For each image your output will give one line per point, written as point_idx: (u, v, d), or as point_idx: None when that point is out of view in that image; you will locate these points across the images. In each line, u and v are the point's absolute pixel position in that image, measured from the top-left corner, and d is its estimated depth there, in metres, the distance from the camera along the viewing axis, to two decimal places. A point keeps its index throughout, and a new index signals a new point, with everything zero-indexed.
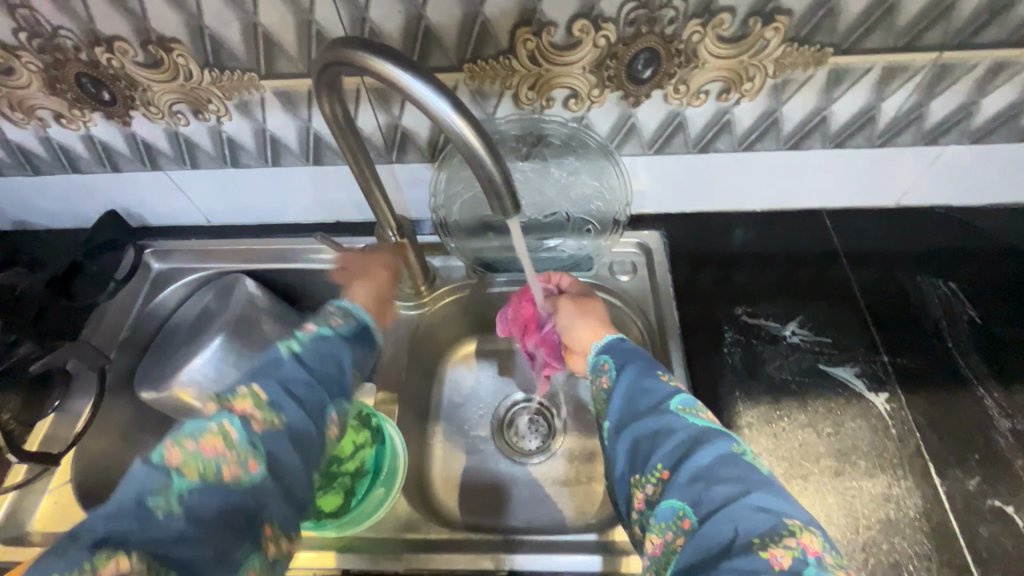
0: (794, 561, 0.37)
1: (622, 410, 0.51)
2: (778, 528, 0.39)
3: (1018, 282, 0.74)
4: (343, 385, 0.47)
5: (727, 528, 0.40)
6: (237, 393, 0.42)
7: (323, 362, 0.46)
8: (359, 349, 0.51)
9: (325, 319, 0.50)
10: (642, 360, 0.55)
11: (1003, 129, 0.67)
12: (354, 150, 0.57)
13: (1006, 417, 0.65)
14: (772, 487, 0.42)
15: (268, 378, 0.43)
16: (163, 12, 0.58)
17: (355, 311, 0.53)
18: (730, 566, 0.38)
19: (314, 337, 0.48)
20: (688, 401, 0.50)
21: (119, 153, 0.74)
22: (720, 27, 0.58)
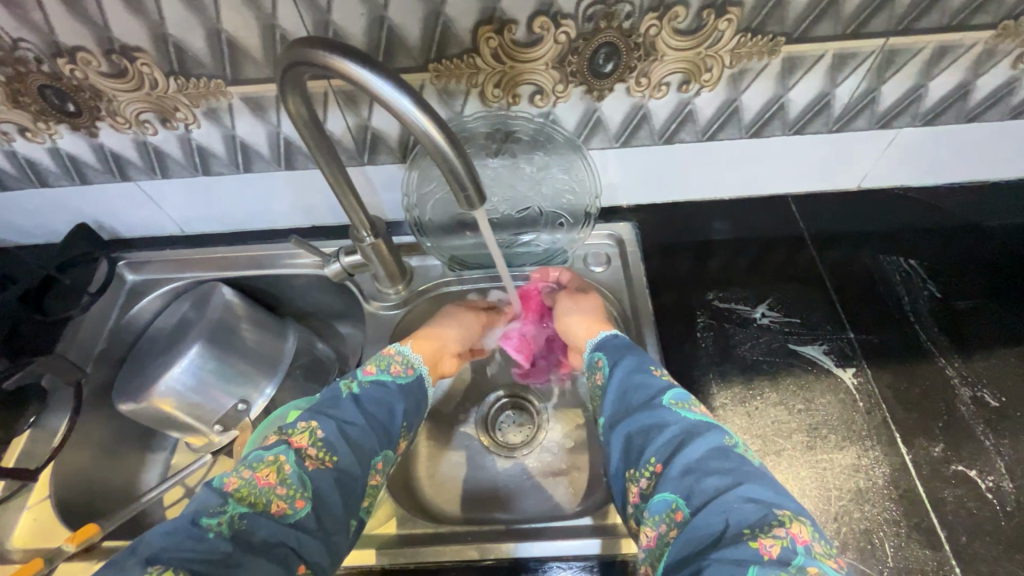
0: (782, 550, 0.39)
1: (617, 407, 0.54)
2: (768, 519, 0.42)
3: (974, 256, 0.76)
4: (391, 433, 0.55)
5: (718, 520, 0.42)
6: (298, 429, 0.50)
7: (376, 405, 0.55)
8: (409, 398, 0.59)
9: (388, 365, 0.60)
10: (632, 358, 0.58)
11: (951, 110, 0.69)
12: (322, 152, 0.52)
13: (967, 385, 0.65)
14: (762, 480, 0.45)
15: (325, 416, 0.51)
16: (123, 19, 0.55)
17: (414, 362, 0.62)
18: (722, 555, 0.40)
19: (371, 381, 0.57)
20: (683, 397, 0.53)
21: (88, 165, 0.70)
22: (676, 20, 0.57)
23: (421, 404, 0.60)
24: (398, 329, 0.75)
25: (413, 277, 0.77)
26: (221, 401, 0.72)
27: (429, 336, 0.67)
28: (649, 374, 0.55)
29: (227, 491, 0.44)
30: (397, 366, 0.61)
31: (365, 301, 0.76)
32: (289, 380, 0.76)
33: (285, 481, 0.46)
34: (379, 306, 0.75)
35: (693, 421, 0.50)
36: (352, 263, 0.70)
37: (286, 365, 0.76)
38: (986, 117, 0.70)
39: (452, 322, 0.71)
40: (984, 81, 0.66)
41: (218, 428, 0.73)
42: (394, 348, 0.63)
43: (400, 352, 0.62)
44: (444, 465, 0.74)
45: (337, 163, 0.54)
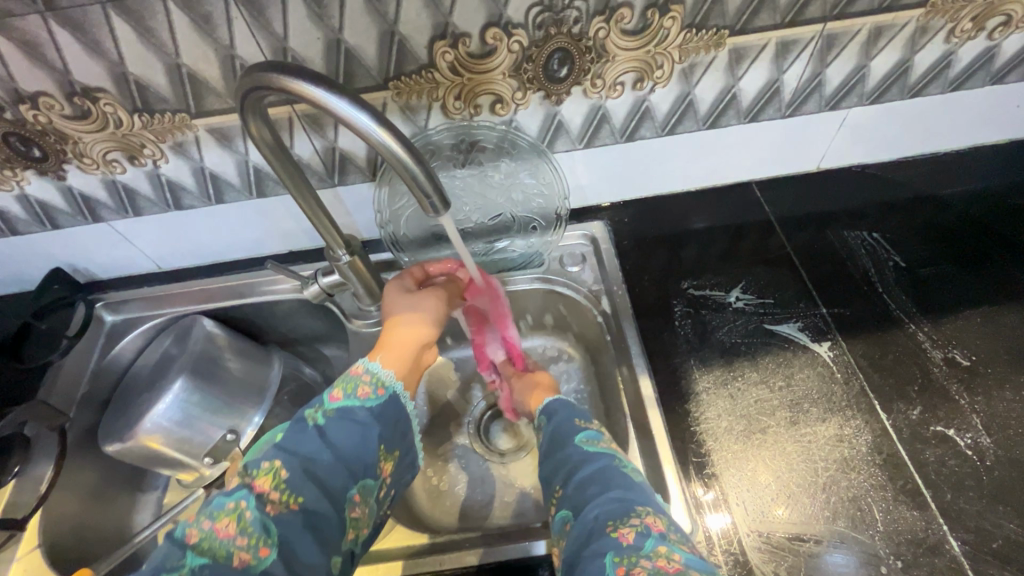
0: (636, 535, 0.44)
1: (543, 452, 0.58)
2: (629, 513, 0.46)
3: (932, 224, 0.79)
4: (366, 464, 0.51)
5: (591, 518, 0.47)
6: (262, 470, 0.47)
7: (346, 436, 0.51)
8: (386, 422, 0.55)
9: (357, 388, 0.55)
10: (567, 410, 0.61)
11: (896, 87, 0.72)
12: (291, 176, 0.54)
13: (938, 348, 0.67)
14: (635, 487, 0.49)
15: (291, 456, 0.48)
16: (82, 61, 0.55)
17: (386, 380, 0.56)
18: (590, 548, 0.44)
19: (341, 411, 0.53)
20: (592, 434, 0.56)
21: (57, 210, 0.70)
22: (622, 21, 0.59)
23: (400, 425, 0.56)
24: None
25: None
26: (210, 433, 0.71)
27: (403, 340, 0.60)
28: (569, 418, 0.59)
29: (188, 543, 0.42)
30: (366, 387, 0.55)
31: (347, 321, 0.76)
32: (277, 408, 0.76)
33: (246, 530, 0.43)
34: (362, 324, 0.76)
35: (592, 451, 0.54)
36: (330, 284, 0.70)
37: (273, 392, 0.76)
38: (929, 90, 0.73)
39: (416, 307, 0.64)
40: (922, 56, 0.69)
41: (209, 460, 0.72)
42: (364, 364, 0.58)
43: (369, 370, 0.57)
44: (439, 477, 0.74)
45: (305, 184, 0.55)
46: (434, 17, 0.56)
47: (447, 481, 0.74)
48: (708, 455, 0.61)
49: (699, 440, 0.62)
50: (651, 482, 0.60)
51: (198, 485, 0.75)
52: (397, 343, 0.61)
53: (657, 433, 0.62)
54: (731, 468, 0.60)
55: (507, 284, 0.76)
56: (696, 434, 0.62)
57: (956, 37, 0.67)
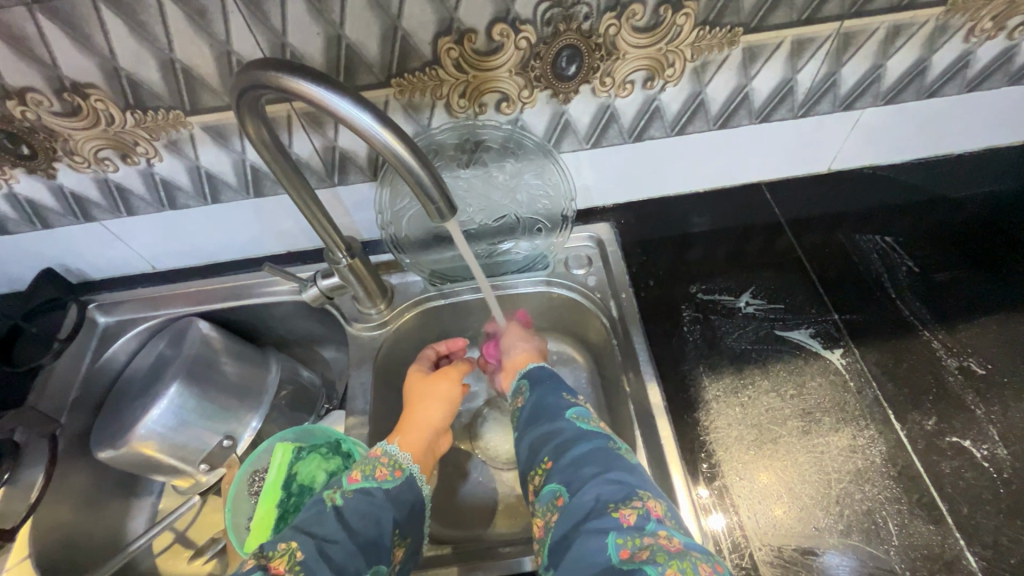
0: (638, 518, 0.43)
1: (527, 421, 0.56)
2: (630, 496, 0.45)
3: (945, 227, 0.77)
4: (380, 550, 0.49)
5: (590, 498, 0.45)
6: (278, 552, 0.44)
7: (363, 519, 0.49)
8: (400, 507, 0.53)
9: (374, 470, 0.54)
10: (554, 382, 0.59)
11: (912, 87, 0.70)
12: (288, 177, 0.52)
13: (952, 355, 0.66)
14: (632, 470, 0.48)
15: (306, 535, 0.46)
16: (72, 55, 0.53)
17: (403, 462, 0.56)
18: (590, 527, 0.43)
19: (358, 491, 0.51)
20: (583, 412, 0.54)
21: (47, 209, 0.68)
22: (634, 18, 0.57)
23: (414, 510, 0.54)
24: (382, 351, 0.73)
25: (395, 295, 0.76)
26: (206, 439, 0.70)
27: (415, 426, 0.61)
28: (559, 392, 0.57)
29: None
30: (383, 469, 0.54)
31: (347, 323, 0.74)
32: (274, 412, 0.75)
33: None
34: (362, 328, 0.74)
35: (585, 430, 0.52)
36: (330, 286, 0.69)
37: (270, 397, 0.75)
38: (946, 91, 0.71)
39: (432, 391, 0.66)
40: (940, 56, 0.67)
41: (204, 467, 0.71)
42: (382, 446, 0.57)
43: (387, 453, 0.56)
44: (441, 484, 0.72)
45: (303, 184, 0.53)
46: (439, 12, 0.54)
47: (448, 488, 0.72)
48: (718, 464, 0.59)
49: (708, 449, 0.60)
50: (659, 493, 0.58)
51: (193, 492, 0.74)
52: (416, 429, 0.61)
53: (666, 442, 0.60)
54: (741, 478, 0.58)
55: (511, 287, 0.74)
56: (705, 443, 0.60)
57: (976, 36, 0.65)
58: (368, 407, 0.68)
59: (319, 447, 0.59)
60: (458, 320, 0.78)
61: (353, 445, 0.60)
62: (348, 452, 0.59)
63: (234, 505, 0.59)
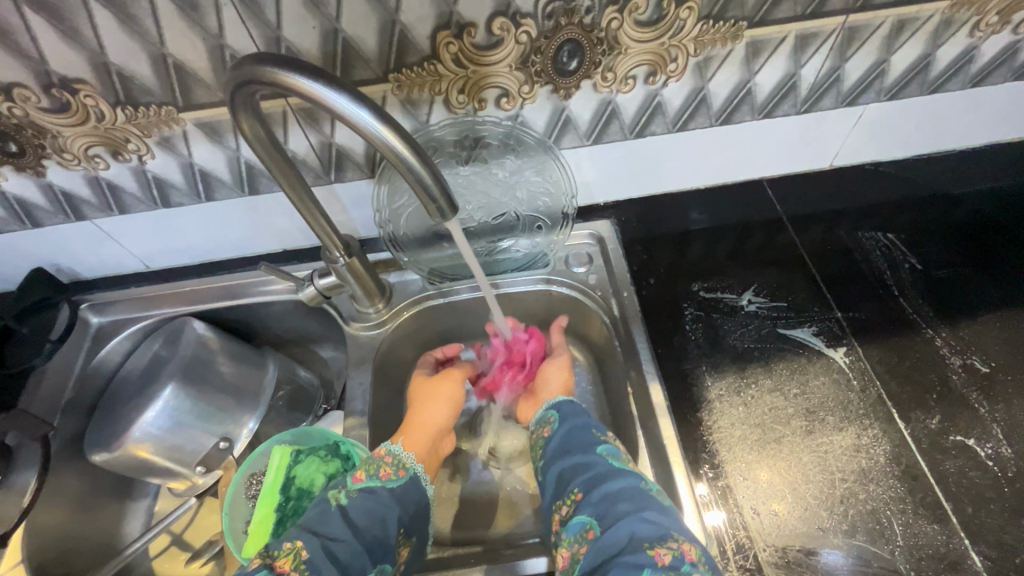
0: (673, 558, 0.42)
1: (556, 452, 0.56)
2: (664, 535, 0.44)
3: (948, 224, 0.77)
4: (386, 549, 0.49)
5: (624, 534, 0.45)
6: (284, 550, 0.44)
7: (369, 519, 0.49)
8: (405, 507, 0.53)
9: (378, 469, 0.54)
10: (584, 416, 0.59)
11: (916, 82, 0.69)
12: (285, 173, 0.50)
13: (956, 353, 0.65)
14: (666, 511, 0.47)
15: (311, 535, 0.46)
16: (61, 50, 0.52)
17: (406, 462, 0.56)
18: (623, 561, 0.43)
19: (364, 492, 0.51)
20: (614, 449, 0.54)
21: (37, 208, 0.66)
22: (636, 11, 0.56)
23: (418, 509, 0.55)
24: (382, 350, 0.72)
25: (393, 294, 0.75)
26: (202, 441, 0.69)
27: (422, 426, 0.62)
28: (589, 427, 0.57)
29: None
30: (387, 469, 0.54)
31: (345, 323, 0.73)
32: (271, 413, 0.74)
33: None
34: (360, 327, 0.73)
35: (618, 468, 0.52)
36: (327, 286, 0.67)
37: (268, 398, 0.74)
38: (949, 86, 0.71)
39: (434, 392, 0.67)
40: (945, 51, 0.66)
41: (201, 469, 0.70)
42: (386, 446, 0.57)
43: (392, 452, 0.56)
44: (441, 485, 0.71)
45: (299, 182, 0.52)
46: (438, 5, 0.53)
47: (448, 488, 0.71)
48: (721, 464, 0.58)
49: (712, 449, 0.59)
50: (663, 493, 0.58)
51: (189, 494, 0.73)
52: (423, 429, 0.62)
53: (668, 442, 0.60)
54: (744, 478, 0.58)
55: (511, 285, 0.73)
56: (708, 443, 0.60)
57: (981, 31, 0.65)
58: (367, 408, 0.67)
59: (318, 449, 0.58)
60: (457, 319, 0.77)
61: (353, 446, 0.59)
62: (346, 455, 0.58)
63: (231, 510, 0.58)
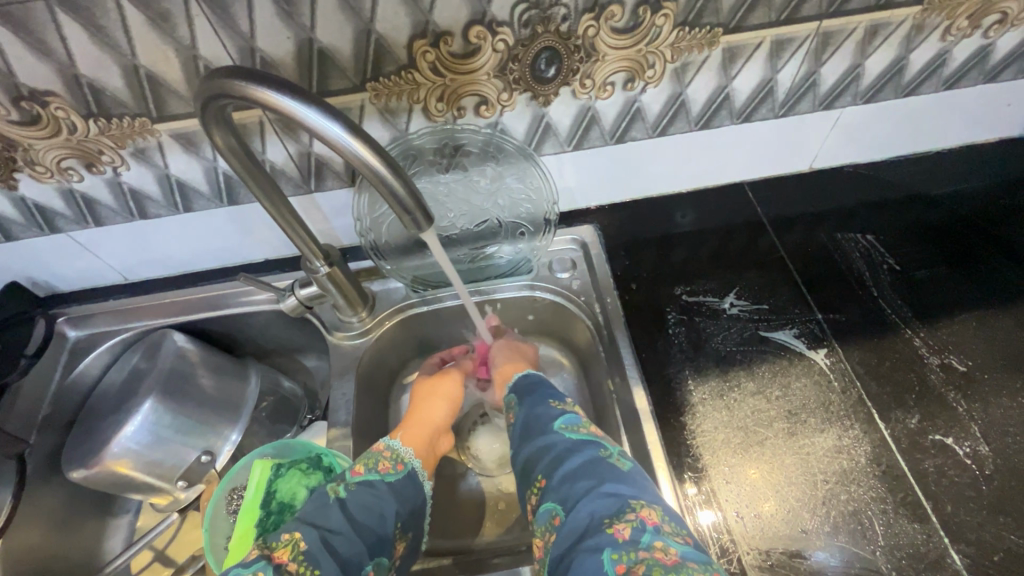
0: (632, 530, 0.42)
1: (519, 437, 0.55)
2: (623, 508, 0.44)
3: (925, 225, 0.78)
4: (381, 543, 0.48)
5: (584, 515, 0.44)
6: (282, 542, 0.44)
7: (366, 511, 0.48)
8: (402, 502, 0.52)
9: (377, 463, 0.54)
10: (543, 392, 0.59)
11: (890, 86, 0.70)
12: (260, 185, 0.50)
13: (934, 353, 0.66)
14: (625, 479, 0.47)
15: (308, 527, 0.45)
16: (28, 62, 0.51)
17: (405, 457, 0.56)
18: (587, 543, 0.42)
19: (360, 484, 0.51)
20: (572, 419, 0.54)
21: (10, 221, 0.65)
22: (612, 19, 0.56)
23: (416, 505, 0.54)
24: (365, 360, 0.72)
25: (376, 302, 0.74)
26: (183, 455, 0.68)
27: (419, 422, 0.62)
28: (546, 403, 0.57)
29: None
30: (386, 462, 0.54)
31: (328, 333, 0.73)
32: (254, 425, 0.73)
33: None
34: (343, 336, 0.72)
35: (576, 442, 0.51)
36: (309, 296, 0.67)
37: (250, 409, 0.73)
38: (923, 89, 0.72)
39: (432, 392, 0.66)
40: (917, 55, 0.67)
41: (182, 484, 0.69)
42: (385, 441, 0.57)
43: (390, 447, 0.56)
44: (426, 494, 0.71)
45: (276, 193, 0.52)
46: (413, 14, 0.53)
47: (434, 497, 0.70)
48: (704, 468, 0.59)
49: (695, 453, 0.60)
50: None
51: (171, 509, 0.72)
52: (420, 425, 0.62)
53: (652, 447, 0.60)
54: (728, 481, 0.58)
55: (495, 292, 0.73)
56: (692, 447, 0.60)
57: (952, 35, 0.66)
58: (350, 418, 0.67)
59: (301, 462, 0.58)
60: (441, 326, 0.77)
61: (335, 459, 0.59)
62: (328, 467, 0.58)
63: (213, 525, 0.58)
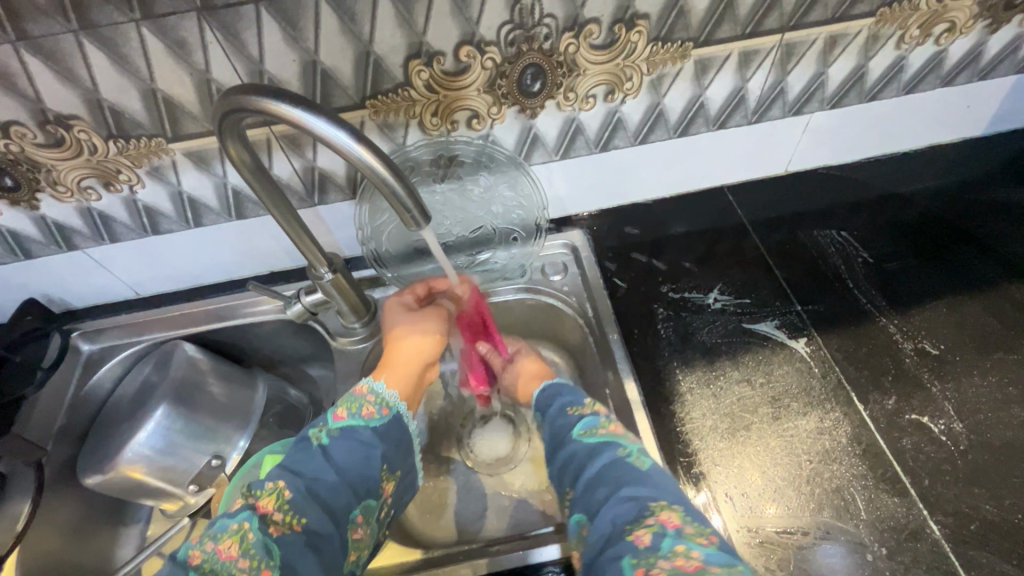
0: (652, 537, 0.41)
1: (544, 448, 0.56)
2: (643, 513, 0.43)
3: (897, 221, 0.82)
4: (368, 485, 0.51)
5: (607, 524, 0.44)
6: (265, 491, 0.46)
7: (349, 456, 0.50)
8: (389, 445, 0.54)
9: (360, 408, 0.54)
10: (561, 394, 0.58)
11: (854, 91, 0.75)
12: (271, 196, 0.54)
13: (908, 339, 0.70)
14: (644, 479, 0.46)
15: (293, 477, 0.48)
16: (56, 89, 0.55)
17: (390, 400, 0.56)
18: (607, 551, 0.42)
19: (342, 432, 0.52)
20: (591, 421, 0.53)
21: (29, 239, 0.69)
22: (591, 37, 0.61)
23: (403, 446, 0.56)
24: (368, 364, 0.75)
25: (378, 308, 0.78)
26: (194, 460, 0.71)
27: (408, 358, 0.60)
28: (562, 406, 0.56)
29: (192, 565, 0.41)
30: (370, 407, 0.55)
31: (332, 338, 0.76)
32: (263, 430, 0.75)
33: (249, 552, 0.42)
34: (347, 341, 0.75)
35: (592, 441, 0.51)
36: (314, 302, 0.70)
37: (257, 415, 0.75)
38: (884, 94, 0.77)
39: (416, 325, 0.63)
40: (876, 62, 0.72)
41: (193, 488, 0.71)
42: (369, 383, 0.57)
43: (373, 390, 0.56)
44: (431, 492, 0.73)
45: (285, 204, 0.56)
46: (408, 36, 0.57)
47: (439, 495, 0.73)
48: (694, 453, 0.62)
49: (686, 439, 0.63)
50: None
51: (182, 514, 0.74)
52: (407, 363, 0.60)
53: (645, 435, 0.62)
54: (717, 465, 0.61)
55: (491, 295, 0.77)
56: (682, 434, 0.63)
57: (906, 44, 0.71)
58: None
59: None
60: None
61: None
62: None
63: None
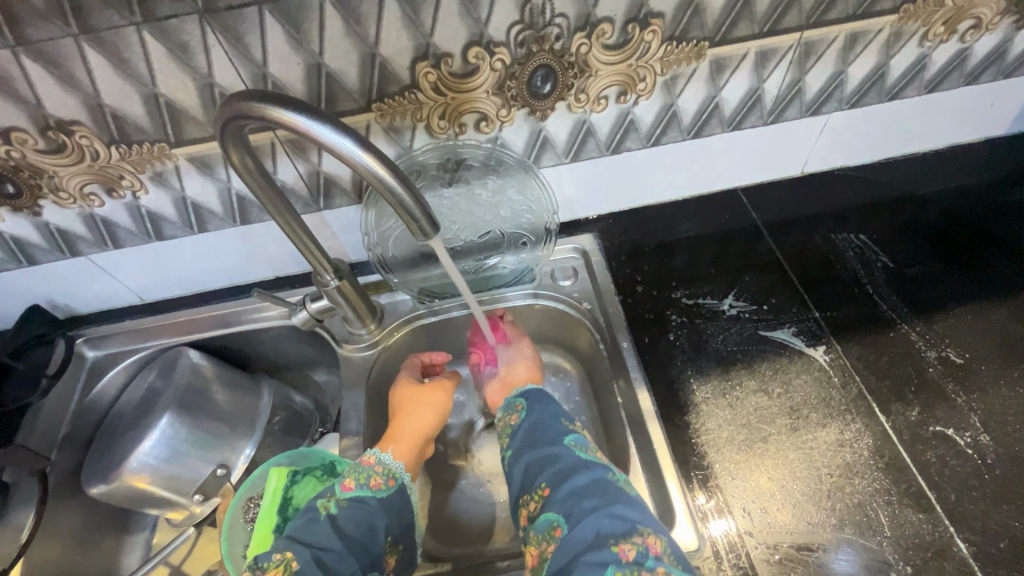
0: (638, 553, 0.42)
1: (523, 442, 0.55)
2: (630, 530, 0.44)
3: (917, 224, 0.80)
4: (372, 556, 0.49)
5: (591, 532, 0.44)
6: (273, 563, 0.45)
7: (356, 525, 0.49)
8: (394, 513, 0.53)
9: (368, 478, 0.54)
10: (551, 405, 0.59)
11: (873, 91, 0.73)
12: (274, 204, 0.52)
13: (931, 347, 0.68)
14: (633, 502, 0.47)
15: (301, 546, 0.46)
16: (57, 95, 0.54)
17: (396, 471, 0.56)
18: (588, 558, 0.42)
19: (351, 500, 0.51)
20: (582, 439, 0.54)
21: (33, 245, 0.68)
22: (603, 37, 0.60)
23: (408, 518, 0.55)
24: (374, 371, 0.74)
25: (384, 314, 0.76)
26: (199, 469, 0.70)
27: (411, 432, 0.61)
28: (557, 417, 0.57)
29: None
30: (378, 478, 0.54)
31: (338, 345, 0.75)
32: (268, 438, 0.74)
33: None
34: (353, 349, 0.74)
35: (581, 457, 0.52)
36: (320, 309, 0.68)
37: (263, 422, 0.74)
38: (905, 93, 0.74)
39: (424, 398, 0.64)
40: (898, 60, 0.70)
41: (198, 498, 0.70)
42: (375, 455, 0.57)
43: (381, 462, 0.56)
44: (438, 502, 0.72)
45: (290, 211, 0.55)
46: (415, 38, 0.56)
47: (447, 505, 0.71)
48: (710, 466, 0.60)
49: (701, 451, 0.61)
50: (658, 503, 0.59)
51: (187, 523, 0.73)
52: (411, 439, 0.60)
53: (659, 448, 0.61)
54: (733, 478, 0.59)
55: (500, 301, 0.75)
56: (697, 446, 0.61)
57: (930, 41, 0.69)
58: (361, 428, 0.68)
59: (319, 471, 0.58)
60: (447, 336, 0.79)
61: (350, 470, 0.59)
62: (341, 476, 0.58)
63: (230, 536, 0.59)
